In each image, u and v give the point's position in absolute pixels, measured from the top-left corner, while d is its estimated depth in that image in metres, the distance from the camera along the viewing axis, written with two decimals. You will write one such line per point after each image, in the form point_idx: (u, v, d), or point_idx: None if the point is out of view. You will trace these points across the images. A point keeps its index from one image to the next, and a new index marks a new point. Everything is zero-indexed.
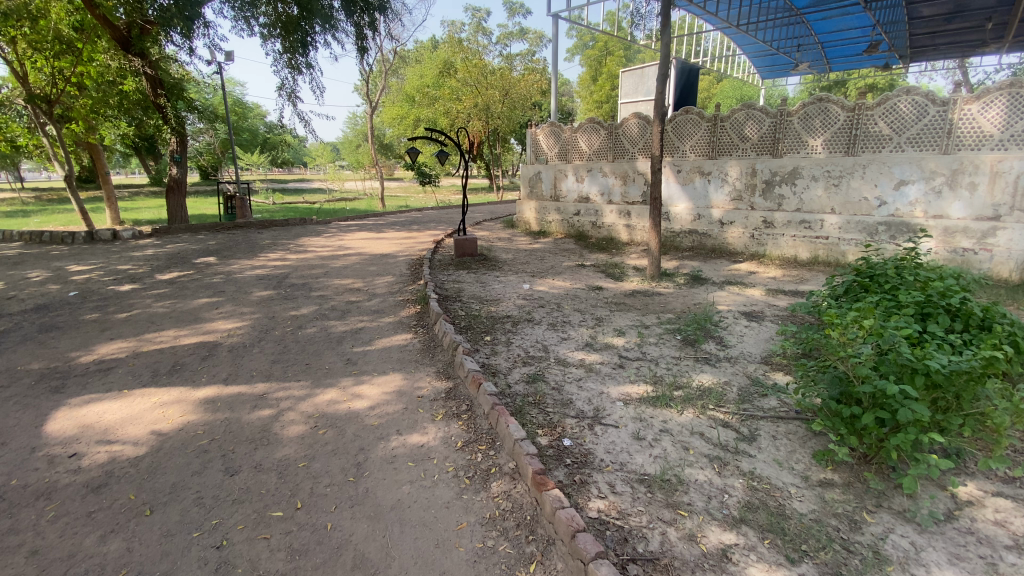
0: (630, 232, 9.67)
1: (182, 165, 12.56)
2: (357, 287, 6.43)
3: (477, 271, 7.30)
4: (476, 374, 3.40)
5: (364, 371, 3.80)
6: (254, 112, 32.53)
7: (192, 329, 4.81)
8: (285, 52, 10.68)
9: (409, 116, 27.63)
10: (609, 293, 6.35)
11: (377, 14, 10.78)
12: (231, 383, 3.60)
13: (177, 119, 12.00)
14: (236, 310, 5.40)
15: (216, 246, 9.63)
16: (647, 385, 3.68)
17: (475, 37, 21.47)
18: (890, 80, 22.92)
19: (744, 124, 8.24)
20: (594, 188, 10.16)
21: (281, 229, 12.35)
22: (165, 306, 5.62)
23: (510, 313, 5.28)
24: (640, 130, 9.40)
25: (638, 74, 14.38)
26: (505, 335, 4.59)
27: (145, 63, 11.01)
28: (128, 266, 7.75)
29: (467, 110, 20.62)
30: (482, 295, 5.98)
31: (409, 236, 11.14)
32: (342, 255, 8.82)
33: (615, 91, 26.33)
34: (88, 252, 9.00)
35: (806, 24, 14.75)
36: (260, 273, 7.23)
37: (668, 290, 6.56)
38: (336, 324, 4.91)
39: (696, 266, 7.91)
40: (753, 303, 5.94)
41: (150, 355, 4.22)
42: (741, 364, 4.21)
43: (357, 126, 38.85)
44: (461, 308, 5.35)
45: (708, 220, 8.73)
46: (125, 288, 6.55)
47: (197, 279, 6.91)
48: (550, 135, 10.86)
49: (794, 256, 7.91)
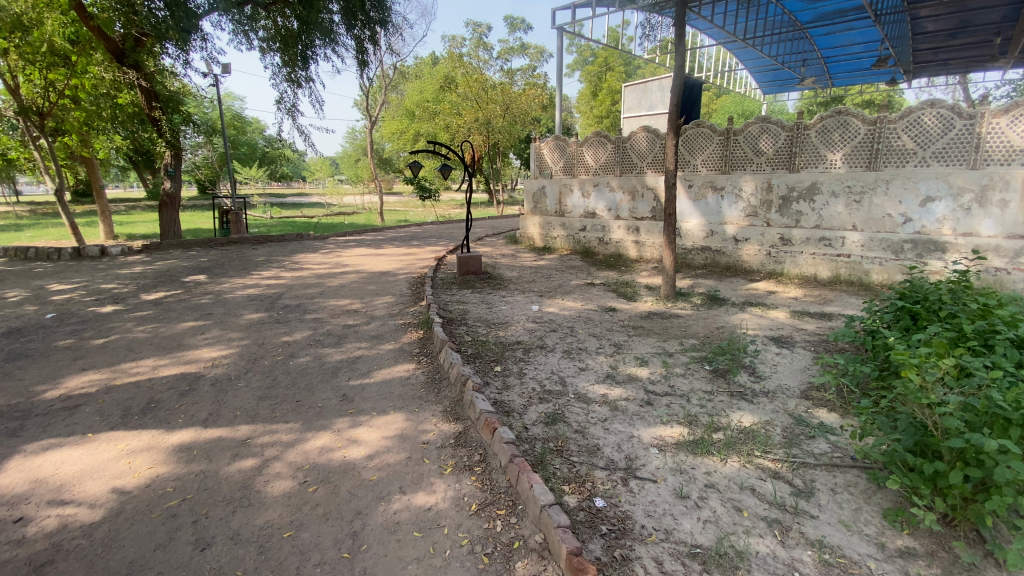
0: (640, 248, 9.30)
1: (176, 179, 12.17)
2: (355, 308, 6.03)
3: (482, 290, 6.91)
4: (490, 417, 2.98)
5: (362, 409, 3.39)
6: (252, 126, 32.41)
7: (173, 359, 4.38)
8: (284, 66, 10.46)
9: (408, 131, 27.50)
10: (624, 315, 5.95)
11: (379, 27, 10.55)
12: (210, 426, 3.17)
13: (172, 131, 11.60)
14: (223, 335, 4.98)
15: (208, 263, 9.24)
16: (682, 427, 3.27)
17: (476, 52, 21.39)
18: (888, 96, 22.91)
19: (758, 138, 7.94)
20: (601, 203, 9.82)
21: (276, 245, 11.97)
22: (147, 330, 5.19)
23: (521, 338, 4.87)
24: (649, 144, 9.10)
25: (642, 89, 14.18)
26: (517, 365, 4.17)
27: (139, 75, 10.64)
28: (113, 285, 7.33)
29: (467, 124, 20.43)
30: (488, 318, 5.57)
31: (409, 252, 10.77)
32: (339, 272, 8.43)
33: (615, 106, 26.27)
34: (74, 269, 8.60)
35: (810, 39, 14.58)
36: (252, 293, 6.82)
37: (686, 312, 6.17)
38: (331, 352, 4.48)
39: (712, 285, 7.54)
40: (779, 327, 5.56)
41: (124, 389, 3.79)
42: (780, 400, 3.80)
43: (356, 140, 38.79)
44: (467, 332, 4.95)
45: (721, 237, 8.38)
46: (107, 310, 6.13)
47: (184, 299, 6.50)
48: (555, 149, 10.57)
49: (814, 274, 7.52)
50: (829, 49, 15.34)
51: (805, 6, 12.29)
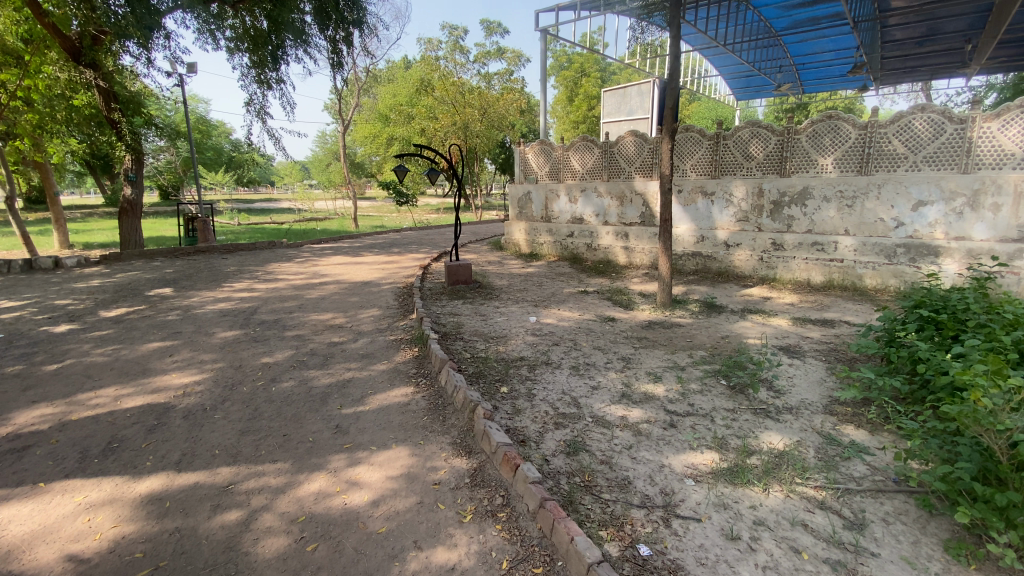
0: (629, 254, 9.07)
1: (138, 185, 11.41)
2: (340, 323, 5.62)
3: (473, 301, 6.57)
4: (510, 451, 2.67)
5: (360, 443, 3.01)
6: (217, 130, 31.25)
7: (138, 387, 3.90)
8: (253, 67, 9.95)
9: (382, 135, 26.98)
10: (624, 324, 5.70)
11: (354, 28, 10.08)
12: (185, 471, 2.75)
13: (134, 135, 10.88)
14: (195, 357, 4.50)
15: (174, 275, 8.62)
16: (713, 453, 3.04)
17: (453, 56, 21.02)
18: (852, 103, 23.68)
19: (749, 143, 7.85)
20: (588, 209, 9.61)
21: (247, 254, 11.34)
22: (107, 353, 4.67)
23: (524, 354, 4.56)
24: (637, 149, 8.93)
25: (621, 94, 14.06)
26: (525, 385, 3.85)
27: (97, 75, 9.94)
28: (68, 301, 6.70)
29: (445, 128, 20.09)
30: (484, 331, 5.24)
31: (390, 260, 10.32)
32: (317, 283, 7.95)
33: (592, 111, 26.29)
34: (23, 283, 7.87)
35: (784, 46, 14.76)
36: (224, 307, 6.32)
37: (687, 320, 5.96)
38: (318, 375, 4.07)
39: (707, 292, 7.36)
40: (784, 335, 5.39)
41: (82, 425, 3.32)
42: (805, 417, 3.60)
43: (327, 144, 37.87)
44: (464, 349, 4.61)
45: (712, 242, 8.25)
46: (61, 330, 5.54)
47: (149, 316, 5.95)
48: (540, 153, 10.35)
49: (807, 279, 7.43)
50: (802, 56, 15.59)
51: (782, 13, 12.39)
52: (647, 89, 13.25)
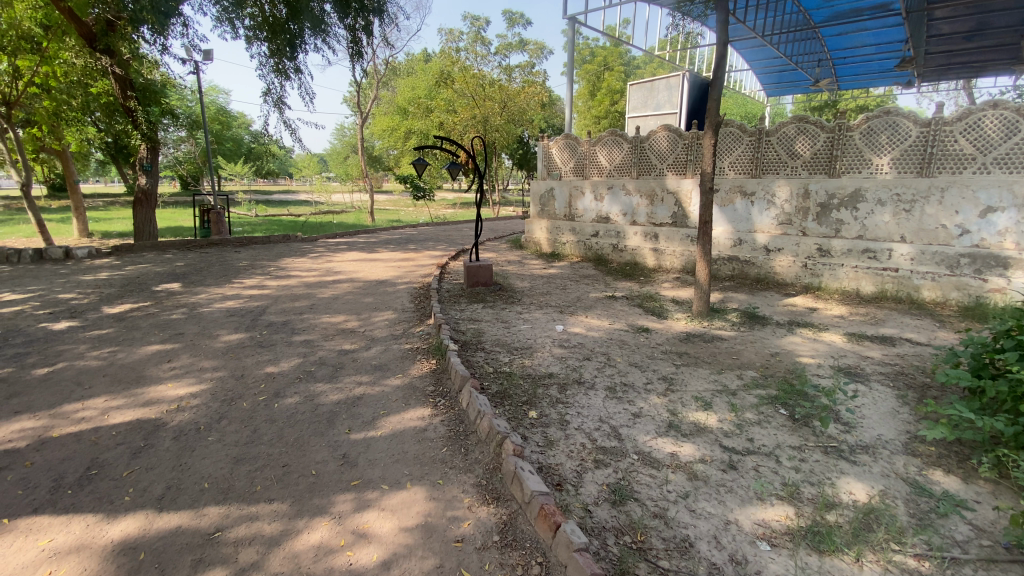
0: (658, 256, 8.54)
1: (153, 175, 11.17)
2: (352, 327, 5.23)
3: (494, 305, 6.13)
4: (548, 503, 2.23)
5: (370, 479, 2.59)
6: (237, 121, 31.25)
7: (129, 398, 3.52)
8: (271, 56, 9.58)
9: (400, 128, 26.73)
10: (660, 337, 5.19)
11: (374, 17, 9.70)
12: (167, 511, 2.35)
13: (149, 123, 10.57)
14: (194, 364, 4.13)
15: (184, 268, 8.33)
16: (785, 506, 2.56)
17: (474, 48, 20.52)
18: (883, 101, 22.75)
19: (794, 140, 7.29)
20: (615, 207, 9.10)
21: (261, 248, 11.05)
22: (103, 356, 4.32)
23: (553, 370, 4.10)
24: (670, 145, 8.38)
25: (648, 87, 13.47)
26: (556, 410, 3.39)
27: (114, 62, 9.67)
28: (72, 295, 6.41)
29: (463, 122, 19.68)
30: (506, 341, 4.78)
31: (406, 257, 9.94)
32: (330, 281, 7.58)
33: (614, 107, 25.63)
34: (30, 274, 7.62)
35: (821, 40, 14.01)
36: (231, 306, 5.97)
37: (728, 334, 5.45)
38: (326, 390, 3.66)
39: (746, 300, 6.83)
40: (841, 354, 4.87)
41: (61, 443, 2.94)
42: (883, 459, 3.11)
43: (345, 137, 37.71)
44: (486, 362, 4.17)
45: (750, 246, 7.69)
46: (60, 327, 5.22)
47: (153, 315, 5.61)
48: (564, 148, 9.85)
49: (856, 289, 6.84)
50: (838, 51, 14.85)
51: (822, 4, 11.67)
52: (675, 83, 12.66)
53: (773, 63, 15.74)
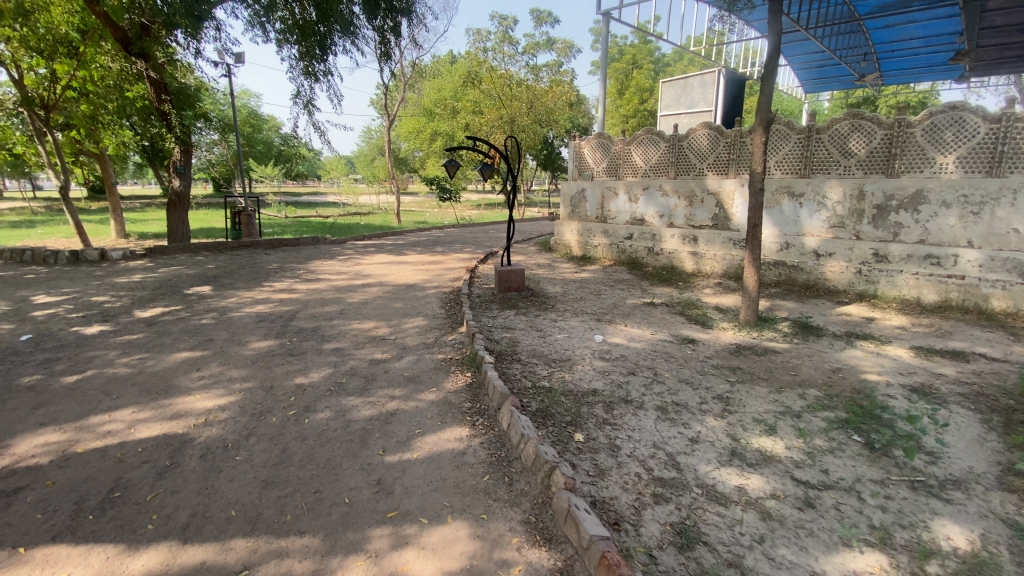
0: (697, 260, 8.16)
1: (187, 177, 11.28)
2: (382, 335, 5.04)
3: (528, 312, 5.87)
4: (610, 551, 1.97)
5: (407, 511, 2.36)
6: (268, 124, 31.88)
7: (156, 411, 3.39)
8: (301, 58, 9.56)
9: (426, 129, 26.81)
10: (707, 350, 4.85)
11: (403, 18, 9.59)
12: (191, 543, 2.17)
13: (183, 127, 10.70)
14: (223, 374, 3.99)
15: (215, 271, 8.34)
16: (878, 556, 2.24)
17: (501, 47, 20.32)
18: (925, 97, 21.69)
19: (848, 137, 6.83)
20: (651, 209, 8.75)
21: (291, 250, 11.06)
22: (132, 364, 4.23)
23: (597, 385, 3.81)
24: (711, 143, 8.01)
25: (681, 85, 13.01)
26: (605, 433, 3.11)
27: (149, 66, 9.85)
28: (106, 298, 6.43)
29: (490, 122, 19.51)
30: (544, 351, 4.51)
31: (434, 260, 9.77)
32: (359, 285, 7.45)
33: (643, 105, 25.07)
34: (66, 276, 7.72)
35: (866, 33, 13.29)
36: (261, 311, 5.87)
37: (781, 347, 5.06)
38: (357, 404, 3.46)
39: (795, 309, 6.42)
40: (909, 371, 4.44)
41: (85, 461, 2.81)
42: (981, 498, 2.73)
43: (372, 139, 38.09)
44: (524, 375, 3.91)
45: (799, 250, 7.27)
46: (92, 332, 5.20)
47: (183, 319, 5.54)
48: (597, 148, 9.53)
49: (917, 298, 6.34)
50: (884, 44, 14.02)
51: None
52: (710, 80, 12.22)
53: (813, 57, 15.01)
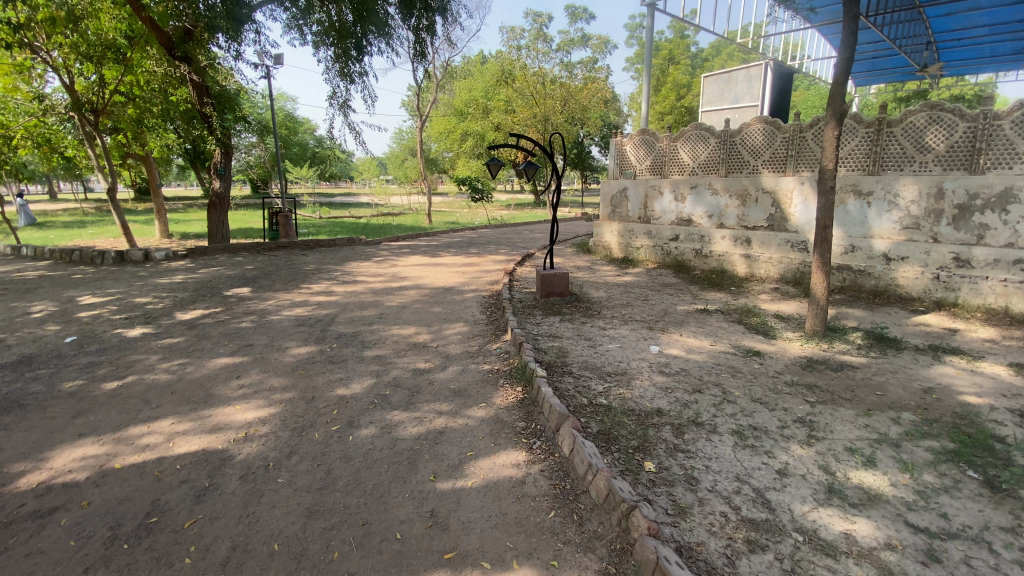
0: (751, 264, 7.69)
1: (226, 178, 11.41)
2: (424, 342, 4.81)
3: (575, 318, 5.54)
4: None
5: (467, 553, 2.09)
6: (303, 126, 32.46)
7: (195, 422, 3.23)
8: (336, 61, 9.48)
9: (458, 130, 26.76)
10: (776, 365, 4.42)
11: (438, 16, 9.40)
12: None
13: (224, 129, 10.88)
14: (263, 383, 3.82)
15: (253, 272, 8.32)
16: None
17: (535, 45, 20.01)
18: (982, 89, 20.42)
19: (924, 131, 6.27)
20: (699, 209, 8.31)
21: (327, 251, 11.04)
22: (172, 370, 4.12)
23: (661, 406, 3.45)
24: (767, 139, 7.54)
25: (725, 79, 12.43)
26: (679, 463, 2.78)
27: (191, 69, 10.09)
28: (148, 299, 6.44)
29: (523, 121, 19.24)
30: (596, 363, 4.16)
31: (470, 262, 9.54)
32: (396, 287, 7.26)
33: (680, 101, 24.31)
34: (112, 276, 7.82)
35: (926, 21, 12.39)
36: (299, 315, 5.74)
37: (858, 363, 4.59)
38: (402, 420, 3.20)
39: (866, 318, 5.91)
40: (1013, 393, 3.93)
41: (122, 480, 2.64)
42: None
43: (404, 140, 38.38)
44: (579, 391, 3.59)
45: (866, 254, 6.74)
46: (134, 334, 5.15)
47: (223, 322, 5.45)
48: (640, 145, 9.13)
49: (1005, 307, 5.73)
50: (946, 33, 13.04)
51: None
52: (757, 73, 11.61)
53: (865, 47, 14.10)
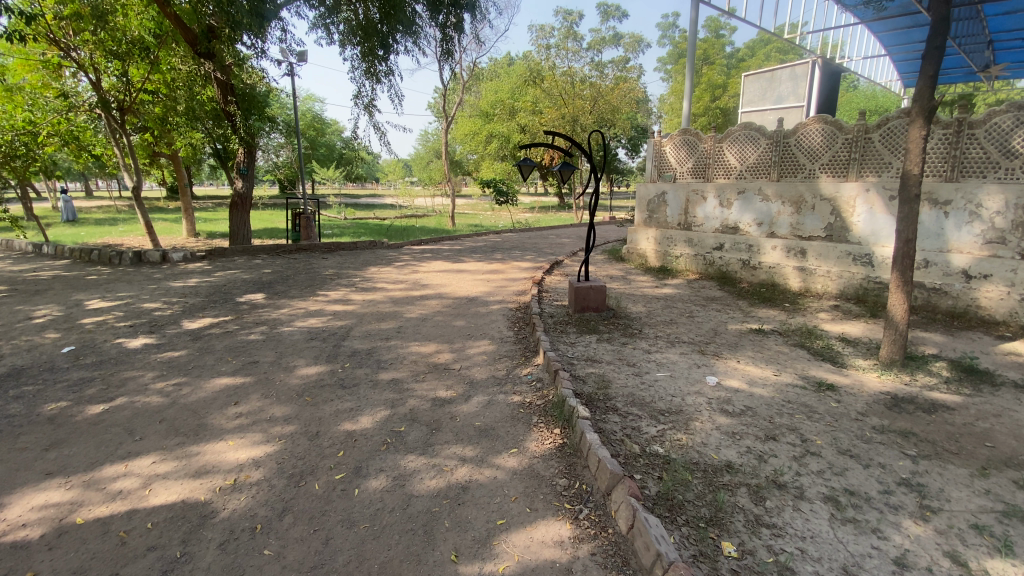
0: (806, 278, 7.00)
1: (249, 178, 11.15)
2: (445, 362, 4.28)
3: (615, 338, 4.95)
4: None
5: None
6: (330, 128, 32.57)
7: (179, 463, 2.77)
8: (362, 60, 9.10)
9: (483, 131, 26.39)
10: (856, 404, 3.74)
11: (467, 13, 8.90)
12: None
13: (247, 128, 10.62)
14: (263, 411, 3.35)
15: (270, 276, 7.96)
16: None
17: (565, 44, 19.44)
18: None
19: (1012, 133, 5.48)
20: (746, 216, 7.64)
21: (348, 255, 10.68)
22: (168, 391, 3.70)
23: (730, 459, 2.85)
24: (826, 140, 6.84)
25: (767, 79, 11.60)
26: (765, 548, 2.19)
27: (215, 66, 9.87)
28: (157, 305, 6.09)
29: (551, 122, 18.68)
30: (645, 398, 3.57)
31: (496, 269, 9.01)
32: (417, 296, 6.78)
33: (715, 103, 23.38)
34: (126, 278, 7.56)
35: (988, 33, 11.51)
36: (312, 326, 5.29)
37: (953, 403, 3.87)
38: (417, 468, 2.67)
39: (947, 344, 5.16)
40: None
41: (81, 543, 2.18)
42: None
43: (429, 142, 38.25)
44: (627, 435, 3.02)
45: (941, 270, 5.96)
46: (135, 345, 4.78)
47: (230, 333, 5.03)
48: (681, 146, 8.49)
49: None
50: (1014, 42, 11.81)
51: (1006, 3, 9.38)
52: (803, 72, 10.81)
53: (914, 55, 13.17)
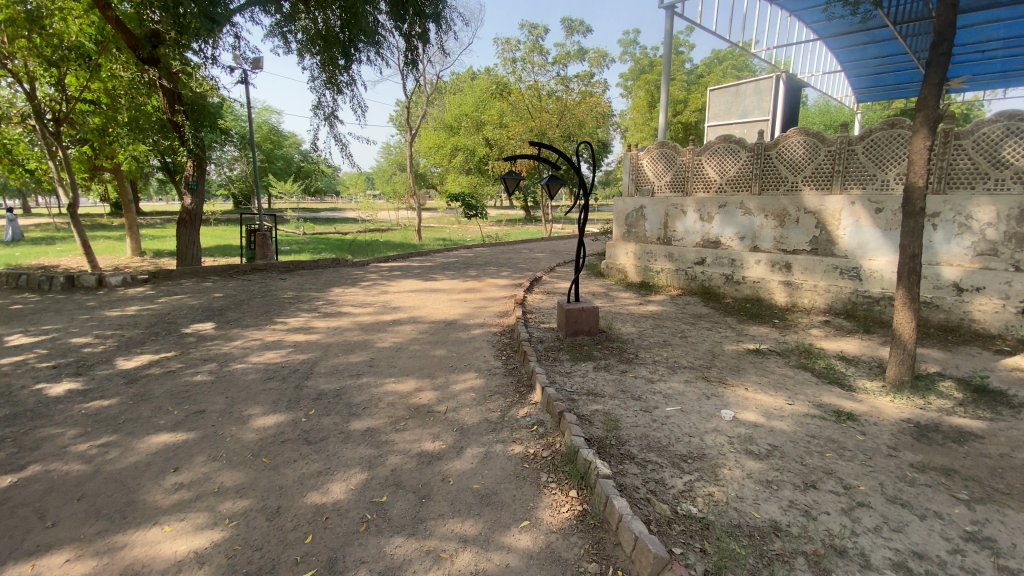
0: (793, 292, 6.84)
1: (198, 193, 10.19)
2: (428, 404, 3.74)
3: (614, 366, 4.52)
4: None
5: None
6: (288, 140, 31.36)
7: (98, 563, 2.14)
8: (323, 71, 8.52)
9: (447, 144, 25.95)
10: (883, 436, 3.44)
11: (433, 23, 8.47)
12: None
13: (196, 140, 9.50)
14: (212, 479, 2.74)
15: (223, 301, 7.19)
16: None
17: (530, 57, 19.27)
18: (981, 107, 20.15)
19: (1001, 144, 5.42)
20: (728, 229, 7.45)
21: (309, 275, 9.93)
22: (90, 455, 3.01)
23: (775, 519, 2.45)
24: (809, 152, 6.72)
25: (732, 92, 11.61)
26: None
27: (160, 73, 8.70)
28: (86, 340, 5.28)
29: (518, 136, 18.40)
30: (661, 441, 3.15)
31: (472, 287, 8.49)
32: (389, 321, 6.20)
33: (677, 118, 23.78)
34: (52, 308, 6.64)
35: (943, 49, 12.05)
36: (270, 362, 4.63)
37: (979, 429, 3.61)
38: (410, 557, 2.14)
39: (948, 361, 5.00)
40: None
41: None
42: None
43: (392, 155, 37.43)
44: (653, 493, 2.59)
45: (932, 283, 5.88)
46: (55, 392, 4.01)
47: (173, 374, 4.34)
48: (658, 159, 8.29)
49: None
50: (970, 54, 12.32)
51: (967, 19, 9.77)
52: (767, 86, 10.86)
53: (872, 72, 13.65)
